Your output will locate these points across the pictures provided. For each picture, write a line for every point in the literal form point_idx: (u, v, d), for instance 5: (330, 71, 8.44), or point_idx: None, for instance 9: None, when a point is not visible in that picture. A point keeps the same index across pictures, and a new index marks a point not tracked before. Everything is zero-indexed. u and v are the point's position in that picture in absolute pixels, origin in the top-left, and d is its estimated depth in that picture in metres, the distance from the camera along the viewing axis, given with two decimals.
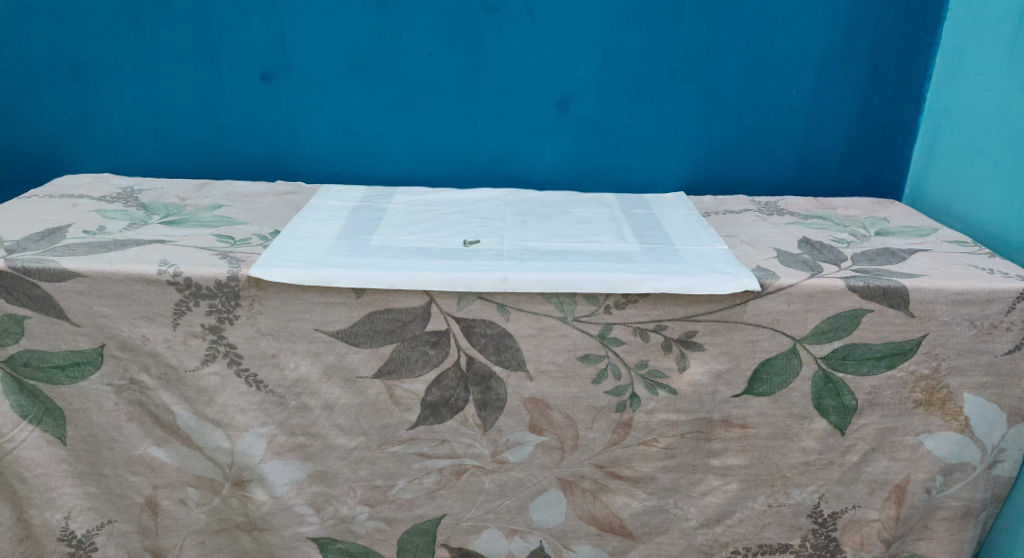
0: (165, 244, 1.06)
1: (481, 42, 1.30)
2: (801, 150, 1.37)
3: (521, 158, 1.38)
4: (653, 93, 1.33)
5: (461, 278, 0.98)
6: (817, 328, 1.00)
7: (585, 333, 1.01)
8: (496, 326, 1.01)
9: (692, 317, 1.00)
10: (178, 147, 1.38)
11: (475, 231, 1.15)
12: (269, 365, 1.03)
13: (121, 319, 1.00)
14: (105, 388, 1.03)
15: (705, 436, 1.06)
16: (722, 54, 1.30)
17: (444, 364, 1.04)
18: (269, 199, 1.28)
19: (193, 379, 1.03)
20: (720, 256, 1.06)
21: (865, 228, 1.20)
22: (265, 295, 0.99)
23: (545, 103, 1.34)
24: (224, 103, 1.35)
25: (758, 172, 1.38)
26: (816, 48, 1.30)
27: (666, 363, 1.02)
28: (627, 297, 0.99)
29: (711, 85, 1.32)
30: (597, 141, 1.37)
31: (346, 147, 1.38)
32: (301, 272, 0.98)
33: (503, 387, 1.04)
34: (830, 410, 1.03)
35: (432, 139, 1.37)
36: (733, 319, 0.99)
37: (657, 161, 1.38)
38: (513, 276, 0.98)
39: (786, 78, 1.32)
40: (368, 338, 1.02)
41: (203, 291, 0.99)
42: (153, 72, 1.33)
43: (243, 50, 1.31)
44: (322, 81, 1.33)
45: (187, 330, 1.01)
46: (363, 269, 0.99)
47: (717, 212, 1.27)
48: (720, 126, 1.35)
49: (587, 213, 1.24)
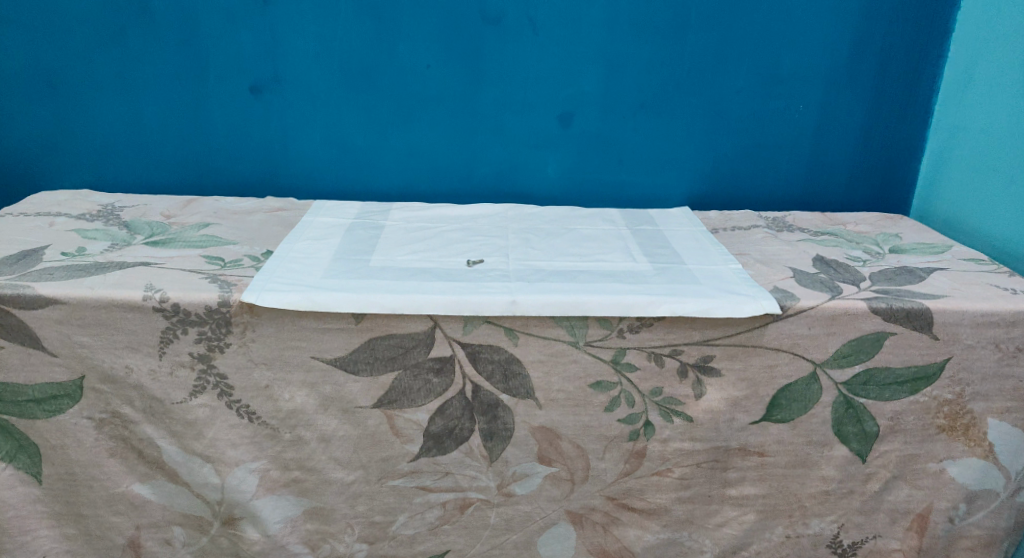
0: (150, 266, 1.00)
1: (481, 54, 1.25)
2: (808, 164, 1.33)
3: (522, 174, 1.33)
4: (658, 107, 1.29)
5: (468, 301, 0.93)
6: (839, 352, 0.96)
7: (596, 358, 0.96)
8: (503, 351, 0.96)
9: (709, 341, 0.95)
10: (162, 162, 1.32)
11: (478, 250, 1.10)
12: (263, 396, 0.97)
13: (103, 348, 0.94)
14: (85, 422, 0.97)
15: (722, 465, 1.01)
16: (730, 67, 1.27)
17: (448, 393, 0.98)
18: (258, 217, 1.22)
19: (180, 412, 0.97)
20: (735, 276, 1.02)
21: (878, 245, 1.17)
22: (258, 321, 0.94)
23: (548, 117, 1.30)
24: (209, 116, 1.28)
25: (764, 187, 1.35)
26: (824, 62, 1.26)
27: (682, 390, 0.98)
28: (642, 321, 0.94)
29: (716, 99, 1.29)
30: (600, 156, 1.32)
31: (339, 162, 1.32)
32: (298, 296, 0.92)
33: (511, 416, 0.99)
34: (851, 437, 0.99)
35: (428, 153, 1.32)
36: (752, 343, 0.95)
37: (661, 176, 1.34)
38: (522, 299, 0.93)
39: (794, 92, 1.28)
40: (368, 366, 0.96)
41: (192, 317, 0.93)
42: (135, 85, 1.26)
43: (232, 61, 1.25)
44: (314, 94, 1.27)
45: (174, 360, 0.95)
46: (364, 293, 0.93)
47: (725, 228, 1.23)
48: (725, 140, 1.31)
49: (591, 231, 1.20)
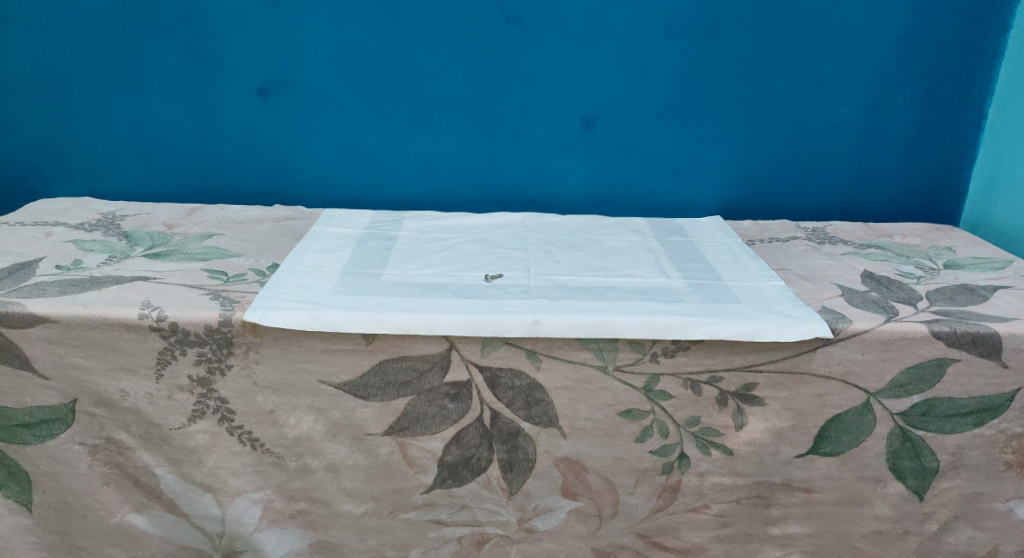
0: (149, 281, 0.93)
1: (501, 54, 1.18)
2: (850, 171, 1.24)
3: (543, 182, 1.26)
4: (689, 110, 1.21)
5: (487, 321, 0.86)
6: (895, 381, 0.87)
7: (628, 385, 0.89)
8: (525, 376, 0.89)
9: (751, 368, 0.87)
10: (166, 169, 1.26)
11: (497, 264, 1.03)
12: (267, 422, 0.90)
13: (96, 370, 0.87)
14: (78, 448, 0.90)
15: (764, 502, 0.93)
16: (768, 67, 1.18)
17: (465, 421, 0.91)
18: (266, 227, 1.16)
19: (179, 438, 0.90)
20: (778, 294, 0.94)
21: (931, 259, 1.08)
22: (262, 342, 0.87)
23: (571, 121, 1.22)
24: (215, 120, 1.22)
25: (803, 196, 1.26)
26: (870, 62, 1.18)
27: (721, 420, 0.90)
28: (677, 344, 0.87)
29: (752, 102, 1.20)
30: (627, 163, 1.24)
31: (350, 168, 1.25)
32: (303, 315, 0.86)
33: (533, 445, 0.92)
34: (907, 472, 0.90)
35: (444, 159, 1.24)
36: (799, 369, 0.87)
37: (692, 184, 1.26)
38: (546, 319, 0.86)
39: (836, 94, 1.20)
40: (378, 391, 0.89)
41: (191, 337, 0.86)
42: (138, 87, 1.20)
43: (238, 63, 1.18)
44: (325, 97, 1.20)
45: (172, 384, 0.88)
46: (375, 312, 0.87)
47: (762, 240, 1.15)
48: (761, 145, 1.23)
49: (617, 242, 1.12)
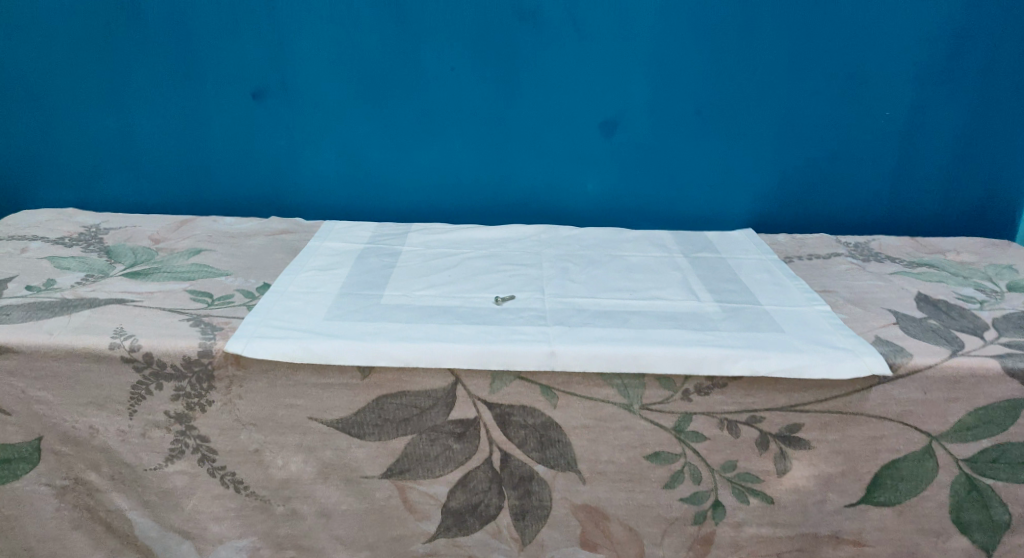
0: (125, 304, 0.85)
1: (515, 54, 1.08)
2: (896, 181, 1.14)
3: (559, 192, 1.16)
4: (719, 115, 1.11)
5: (497, 353, 0.77)
6: (961, 423, 0.78)
7: (656, 425, 0.79)
8: (539, 415, 0.80)
9: (796, 407, 0.78)
10: (155, 178, 1.17)
11: (508, 283, 0.93)
12: (252, 462, 0.81)
13: (62, 405, 0.79)
14: (44, 490, 0.82)
15: (807, 554, 0.84)
16: (808, 68, 1.08)
17: (471, 463, 0.82)
18: (260, 241, 1.07)
19: (154, 480, 0.82)
20: (824, 321, 0.84)
21: (992, 281, 0.97)
22: (246, 375, 0.78)
23: (590, 126, 1.12)
24: (206, 126, 1.14)
25: (844, 208, 1.16)
26: (920, 62, 1.07)
27: (762, 465, 0.81)
28: (713, 381, 0.78)
29: (789, 105, 1.10)
30: (650, 171, 1.14)
31: (350, 177, 1.16)
32: (291, 345, 0.77)
33: (548, 491, 0.82)
34: (972, 525, 0.81)
35: (452, 167, 1.15)
36: (851, 410, 0.78)
37: (721, 194, 1.15)
38: (563, 350, 0.76)
39: (882, 97, 1.09)
40: (376, 429, 0.80)
41: (167, 370, 0.78)
42: (123, 90, 1.12)
43: (231, 65, 1.10)
44: (324, 101, 1.12)
45: (146, 420, 0.79)
46: (372, 341, 0.78)
47: (801, 257, 1.04)
48: (798, 153, 1.12)
49: (641, 258, 1.02)
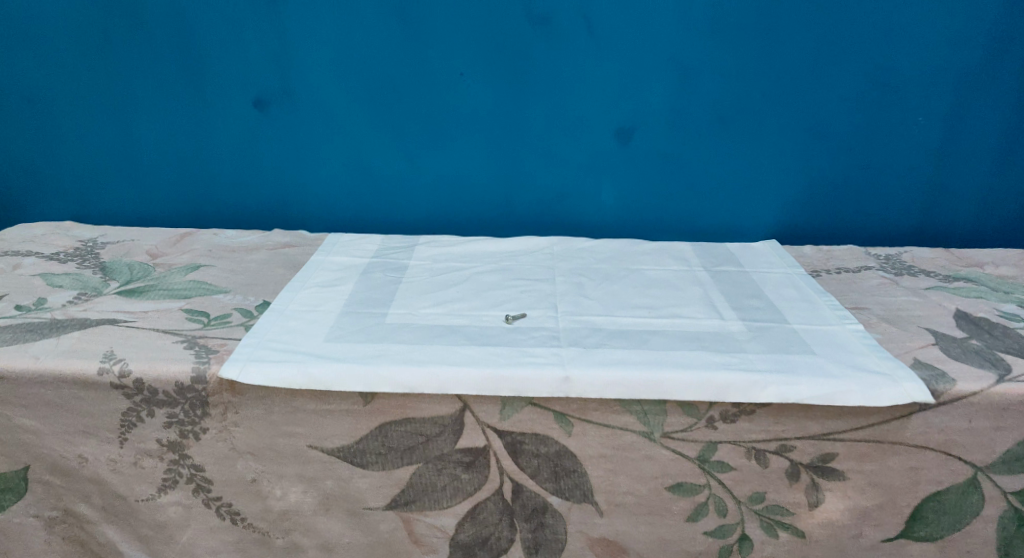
0: (117, 325, 0.81)
1: (526, 58, 1.03)
2: (928, 189, 1.08)
3: (573, 202, 1.11)
4: (742, 121, 1.05)
5: (507, 378, 0.72)
6: (1010, 453, 0.73)
7: (678, 454, 0.74)
8: (553, 443, 0.75)
9: (829, 436, 0.73)
10: (154, 189, 1.13)
11: (519, 300, 0.88)
12: (249, 493, 0.77)
13: (50, 434, 0.75)
14: (33, 521, 0.78)
15: None
16: (836, 70, 1.02)
17: (481, 494, 0.77)
18: (262, 255, 1.03)
19: (146, 511, 0.77)
20: (857, 341, 0.78)
21: None
22: (242, 402, 0.74)
23: (605, 133, 1.07)
24: (207, 136, 1.10)
25: (872, 218, 1.10)
26: (954, 63, 1.01)
27: (792, 497, 0.75)
28: (740, 407, 0.73)
29: (816, 110, 1.04)
30: (668, 180, 1.09)
31: (356, 188, 1.12)
32: (289, 369, 0.72)
33: (563, 523, 0.77)
34: None
35: (461, 177, 1.11)
36: (889, 439, 0.73)
37: (743, 204, 1.10)
38: (579, 375, 0.72)
39: (914, 101, 1.03)
40: (379, 458, 0.76)
41: (158, 397, 0.73)
42: (122, 99, 1.08)
43: (232, 72, 1.06)
44: (329, 110, 1.07)
45: (138, 449, 0.75)
46: (373, 365, 0.73)
47: (829, 270, 0.98)
48: (824, 160, 1.07)
49: (660, 273, 0.96)
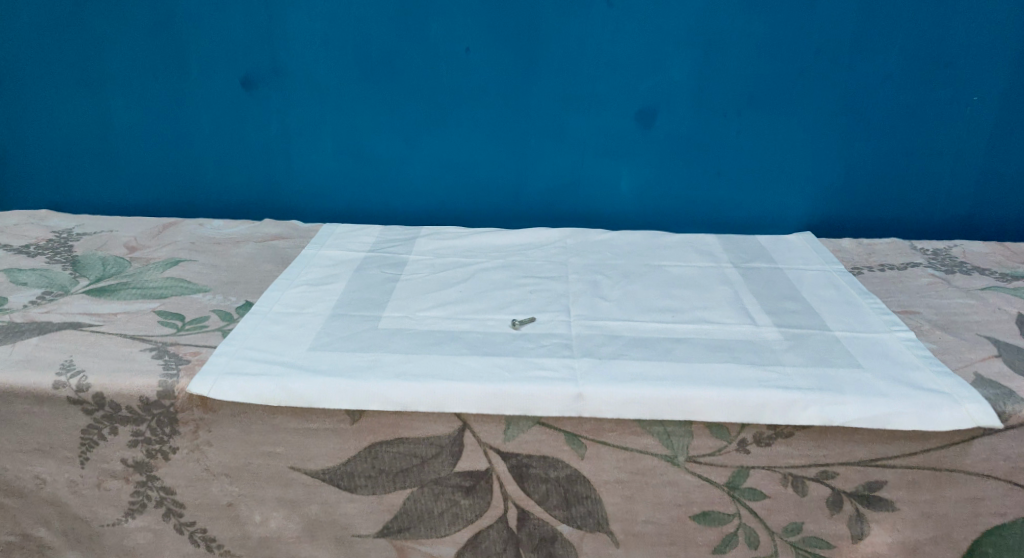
0: (80, 330, 0.73)
1: (538, 32, 0.94)
2: (979, 177, 0.98)
3: (587, 190, 1.02)
4: (775, 101, 0.95)
5: (513, 395, 0.64)
6: None
7: (705, 480, 0.66)
8: (563, 467, 0.67)
9: (877, 462, 0.65)
10: (136, 175, 1.05)
11: (528, 302, 0.79)
12: (226, 519, 0.69)
13: (3, 453, 0.67)
14: None
15: None
16: (882, 44, 0.92)
17: (482, 521, 0.69)
18: (249, 248, 0.95)
19: (112, 537, 0.70)
20: (909, 353, 0.70)
21: None
22: (215, 419, 0.66)
23: (624, 115, 0.97)
24: (191, 118, 1.01)
25: (916, 208, 1.00)
26: (1015, 38, 0.91)
27: (833, 528, 0.67)
28: (777, 430, 0.64)
29: (857, 89, 0.94)
30: (692, 166, 1.00)
31: (352, 176, 1.03)
32: (267, 384, 0.64)
33: (574, 554, 0.69)
34: None
35: (465, 163, 1.02)
36: (946, 467, 0.64)
37: (774, 193, 1.00)
38: (594, 392, 0.63)
39: (967, 80, 0.93)
40: (369, 482, 0.68)
41: (122, 413, 0.66)
42: (99, 78, 1.00)
43: (216, 49, 0.97)
44: (322, 90, 0.98)
45: (101, 469, 0.67)
46: (361, 379, 0.65)
47: (871, 268, 0.89)
48: (866, 145, 0.97)
49: (683, 270, 0.87)
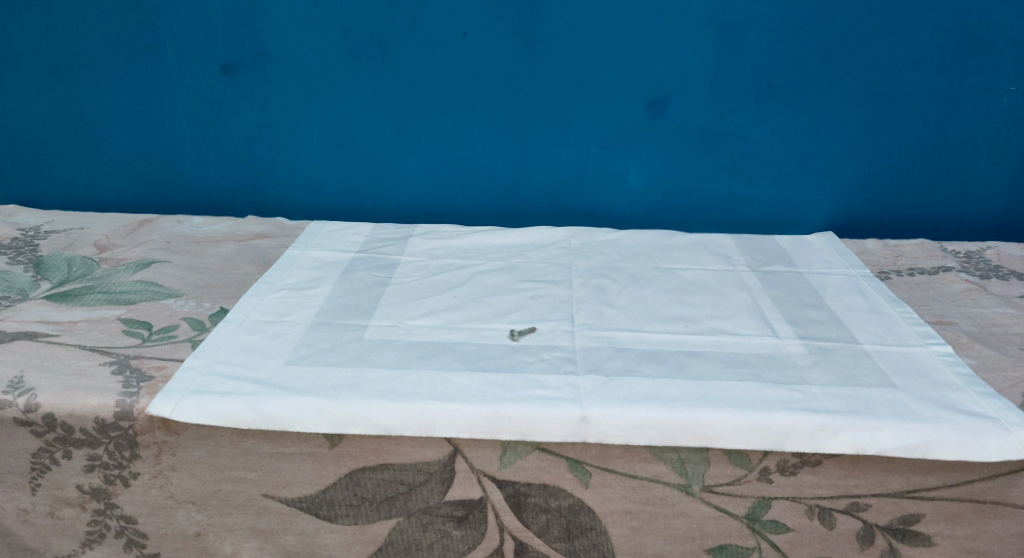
0: (35, 340, 0.66)
1: (541, 14, 0.87)
2: (1013, 173, 0.91)
3: (593, 186, 0.95)
4: (796, 90, 0.88)
5: (510, 418, 0.57)
6: None
7: (722, 511, 0.60)
8: (565, 496, 0.60)
9: (914, 493, 0.58)
10: (110, 168, 0.98)
11: (528, 309, 0.73)
12: (193, 550, 0.63)
13: None
14: None
15: None
16: (913, 29, 0.85)
17: (475, 554, 0.62)
18: (228, 247, 0.88)
19: None
20: (947, 369, 0.63)
21: None
22: (179, 442, 0.59)
23: (633, 105, 0.90)
24: (168, 107, 0.94)
25: (945, 206, 0.93)
26: None
27: None
28: (803, 457, 0.57)
29: (885, 78, 0.87)
30: (706, 160, 0.93)
31: (341, 170, 0.97)
32: (235, 404, 0.58)
33: None
34: None
35: (462, 156, 0.95)
36: (991, 499, 0.58)
37: (793, 189, 0.93)
38: (600, 416, 0.57)
39: (1005, 68, 0.86)
40: (350, 511, 0.61)
41: (76, 436, 0.59)
42: (68, 64, 0.93)
43: (194, 32, 0.90)
44: (308, 77, 0.92)
45: (54, 496, 0.61)
46: (340, 399, 0.58)
47: (900, 271, 0.82)
48: (893, 137, 0.90)
49: (696, 273, 0.81)
